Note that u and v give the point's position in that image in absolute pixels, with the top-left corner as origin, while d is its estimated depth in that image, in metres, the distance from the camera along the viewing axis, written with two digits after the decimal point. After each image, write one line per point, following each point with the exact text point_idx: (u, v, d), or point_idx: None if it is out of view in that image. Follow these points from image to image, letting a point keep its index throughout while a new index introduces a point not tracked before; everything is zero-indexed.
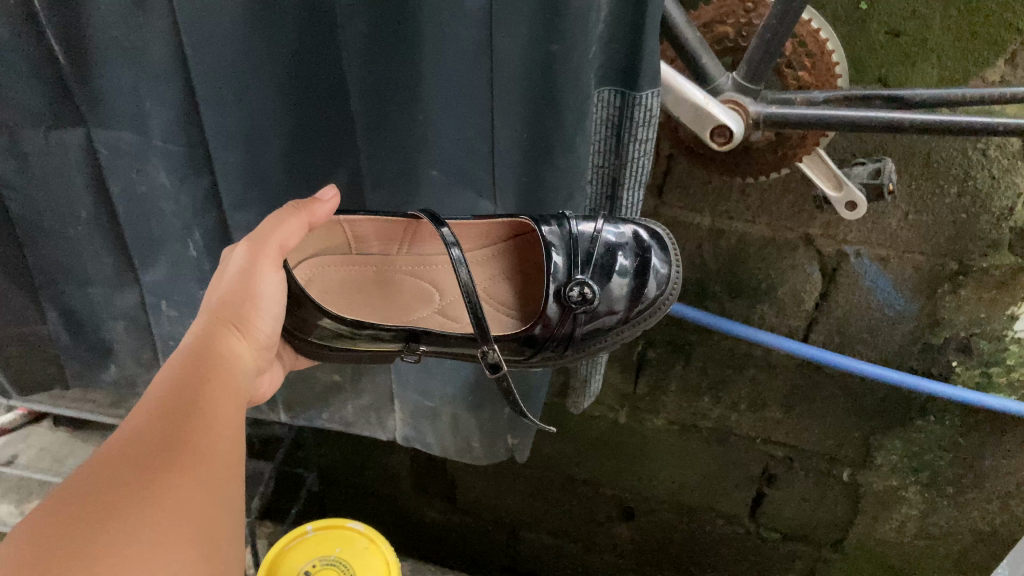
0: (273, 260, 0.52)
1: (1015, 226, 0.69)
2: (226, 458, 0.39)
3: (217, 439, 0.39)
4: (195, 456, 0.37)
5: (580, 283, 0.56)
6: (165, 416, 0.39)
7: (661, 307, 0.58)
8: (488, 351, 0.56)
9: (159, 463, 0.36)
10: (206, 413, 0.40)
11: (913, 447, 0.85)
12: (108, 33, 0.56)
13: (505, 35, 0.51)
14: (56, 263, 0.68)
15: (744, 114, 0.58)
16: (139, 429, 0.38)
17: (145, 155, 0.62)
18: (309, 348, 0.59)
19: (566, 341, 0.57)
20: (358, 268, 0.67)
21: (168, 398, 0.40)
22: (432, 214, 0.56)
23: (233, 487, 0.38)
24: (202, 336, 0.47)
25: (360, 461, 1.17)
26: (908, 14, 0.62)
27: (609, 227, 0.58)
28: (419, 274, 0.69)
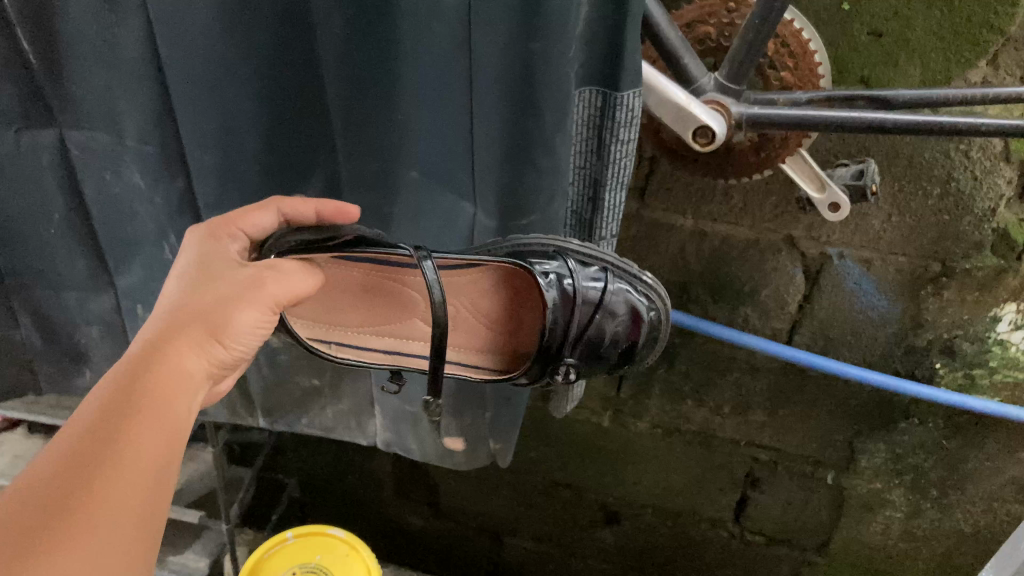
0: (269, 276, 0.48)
1: (998, 227, 0.69)
2: (131, 519, 0.36)
3: (125, 497, 0.36)
4: (89, 522, 0.34)
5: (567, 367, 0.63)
6: (73, 462, 0.36)
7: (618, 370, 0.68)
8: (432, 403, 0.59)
9: (43, 533, 0.33)
10: (126, 456, 0.37)
11: (896, 449, 0.84)
12: (79, 31, 0.55)
13: (484, 34, 0.50)
14: (28, 265, 0.67)
15: (727, 115, 0.57)
16: (43, 478, 0.35)
17: (119, 156, 0.60)
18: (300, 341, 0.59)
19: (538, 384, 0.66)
20: (342, 275, 0.64)
21: (88, 433, 0.37)
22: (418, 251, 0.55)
23: (133, 553, 0.36)
24: (160, 343, 0.43)
25: (341, 468, 1.16)
26: (890, 15, 0.62)
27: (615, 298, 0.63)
28: (405, 283, 0.67)
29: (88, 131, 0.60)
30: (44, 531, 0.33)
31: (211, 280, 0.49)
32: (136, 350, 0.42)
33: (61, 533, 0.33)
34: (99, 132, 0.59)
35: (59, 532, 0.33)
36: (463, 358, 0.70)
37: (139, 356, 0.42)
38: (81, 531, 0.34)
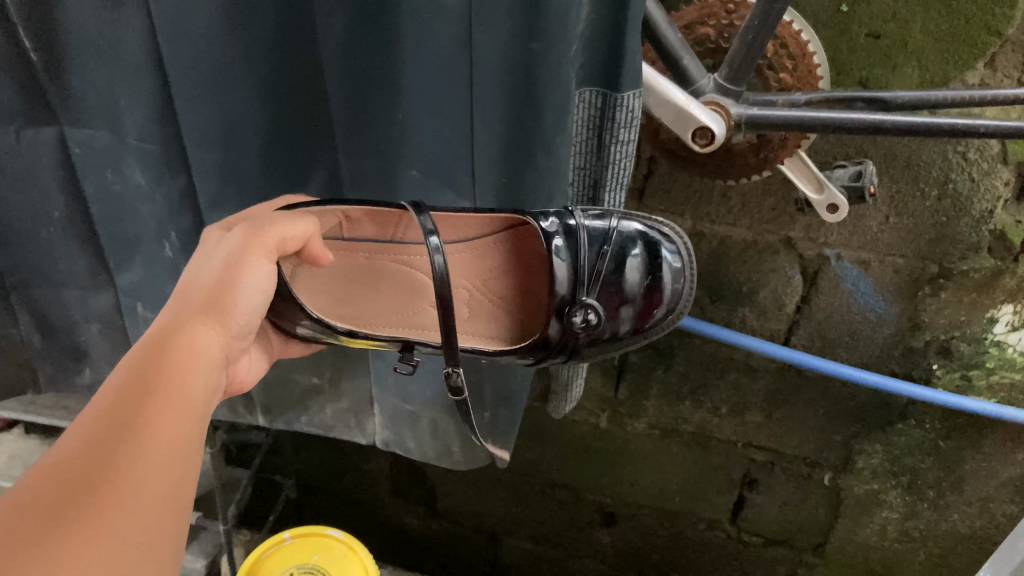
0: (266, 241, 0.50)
1: (995, 229, 0.69)
2: (160, 494, 0.35)
3: (152, 472, 0.35)
4: (118, 496, 0.33)
5: (585, 308, 0.59)
6: (94, 441, 0.35)
7: (668, 322, 0.61)
8: (453, 373, 0.57)
9: (77, 509, 0.31)
10: (150, 428, 0.36)
11: (893, 450, 0.85)
12: (81, 30, 0.55)
13: (485, 34, 0.50)
14: (28, 264, 0.67)
15: (727, 115, 0.58)
16: (66, 458, 0.34)
17: (119, 154, 0.60)
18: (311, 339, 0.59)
19: (564, 355, 0.60)
20: (349, 255, 0.67)
21: (105, 414, 0.36)
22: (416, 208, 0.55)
23: (166, 529, 0.34)
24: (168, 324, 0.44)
25: (339, 469, 1.16)
26: (888, 17, 0.62)
27: (627, 231, 0.59)
28: (411, 264, 0.69)
29: (88, 129, 0.60)
30: (74, 509, 0.31)
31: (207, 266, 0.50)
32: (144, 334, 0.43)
33: (93, 510, 0.32)
34: (100, 130, 0.59)
35: (89, 509, 0.32)
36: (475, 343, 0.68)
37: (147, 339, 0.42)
38: (111, 506, 0.32)
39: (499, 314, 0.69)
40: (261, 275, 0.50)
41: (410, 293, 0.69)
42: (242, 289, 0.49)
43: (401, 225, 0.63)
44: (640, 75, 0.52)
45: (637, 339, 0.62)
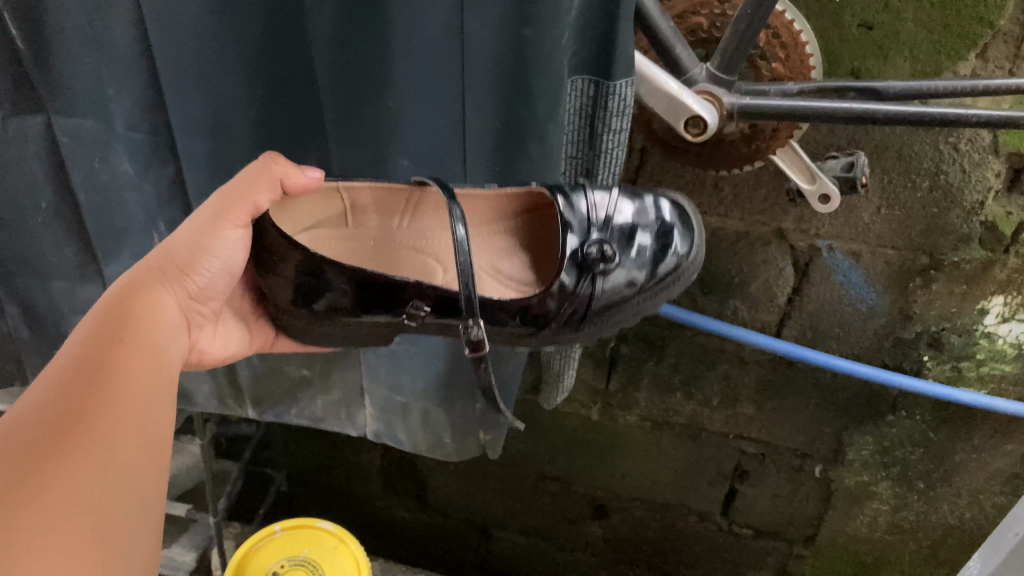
0: (234, 215, 0.50)
1: (986, 220, 0.69)
2: (134, 435, 0.36)
3: (122, 415, 0.36)
4: (94, 437, 0.34)
5: (599, 241, 0.52)
6: (66, 389, 0.36)
7: (681, 276, 0.54)
8: (471, 326, 0.52)
9: (52, 446, 0.33)
10: (117, 381, 0.38)
11: (884, 442, 0.85)
12: (67, 18, 0.54)
13: (476, 19, 0.50)
14: (15, 253, 0.67)
15: (718, 105, 0.58)
16: (39, 405, 0.35)
17: (107, 142, 0.60)
18: (302, 322, 0.56)
19: (580, 312, 0.54)
20: (356, 242, 0.62)
21: (70, 368, 0.38)
22: (440, 184, 0.52)
23: (144, 468, 0.36)
24: (131, 290, 0.45)
25: (329, 461, 1.15)
26: (881, 7, 0.62)
27: (626, 198, 0.55)
28: (422, 249, 0.64)
29: (76, 118, 0.59)
30: (54, 446, 0.33)
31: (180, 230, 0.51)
32: (104, 300, 0.44)
33: (69, 446, 0.33)
34: (87, 118, 0.59)
35: (70, 446, 0.33)
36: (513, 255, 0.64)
37: (109, 304, 0.44)
38: (86, 446, 0.34)
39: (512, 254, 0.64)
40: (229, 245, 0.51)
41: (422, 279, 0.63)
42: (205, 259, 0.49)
43: (409, 207, 0.61)
44: (632, 63, 0.52)
45: (662, 292, 0.54)
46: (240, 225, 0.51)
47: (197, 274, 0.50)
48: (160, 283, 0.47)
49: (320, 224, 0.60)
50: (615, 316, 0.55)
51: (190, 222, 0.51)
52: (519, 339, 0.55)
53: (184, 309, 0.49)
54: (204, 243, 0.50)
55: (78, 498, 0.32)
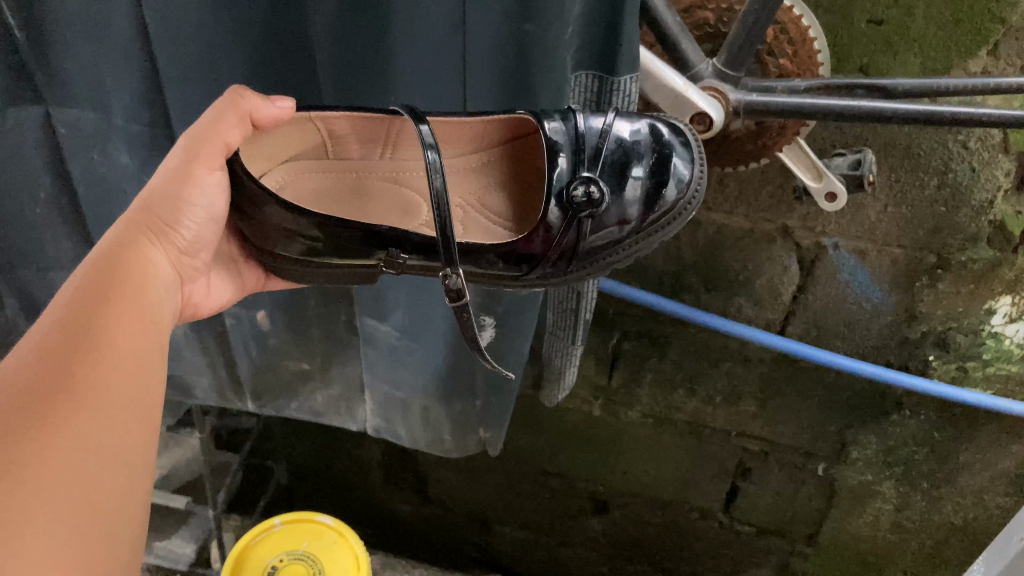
0: (208, 159, 0.46)
1: (994, 220, 0.68)
2: (119, 404, 0.35)
3: (109, 385, 0.35)
4: (78, 408, 0.33)
5: (586, 182, 0.47)
6: (49, 353, 0.34)
7: (679, 217, 0.48)
8: (449, 275, 0.47)
9: (33, 417, 0.31)
10: (102, 346, 0.36)
11: (888, 442, 0.84)
12: (65, 10, 0.54)
13: (479, 15, 0.49)
14: (16, 244, 0.67)
15: (724, 102, 0.57)
16: (22, 369, 0.33)
17: (106, 135, 0.60)
18: (281, 266, 0.52)
19: (568, 254, 0.49)
20: (336, 175, 0.58)
21: (59, 327, 0.36)
22: (410, 110, 0.48)
23: (128, 441, 0.35)
24: (115, 248, 0.42)
25: (329, 454, 1.15)
26: (890, 3, 0.61)
27: (624, 122, 0.49)
28: (401, 181, 0.60)
29: (74, 109, 0.59)
30: (36, 416, 0.32)
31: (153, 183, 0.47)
32: (91, 257, 0.41)
33: (54, 415, 0.32)
34: (86, 111, 0.59)
35: (53, 418, 0.32)
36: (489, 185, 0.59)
37: (98, 260, 0.41)
38: (70, 418, 0.32)
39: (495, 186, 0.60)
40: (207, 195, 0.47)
41: (402, 215, 0.60)
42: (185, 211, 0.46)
43: (392, 139, 0.56)
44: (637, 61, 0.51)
45: (654, 236, 0.49)
46: (215, 169, 0.47)
47: (181, 229, 0.46)
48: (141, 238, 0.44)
49: (298, 157, 0.56)
50: (604, 261, 0.50)
51: (164, 170, 0.47)
52: (506, 280, 0.51)
53: (173, 266, 0.46)
54: (183, 193, 0.46)
55: (60, 477, 0.31)
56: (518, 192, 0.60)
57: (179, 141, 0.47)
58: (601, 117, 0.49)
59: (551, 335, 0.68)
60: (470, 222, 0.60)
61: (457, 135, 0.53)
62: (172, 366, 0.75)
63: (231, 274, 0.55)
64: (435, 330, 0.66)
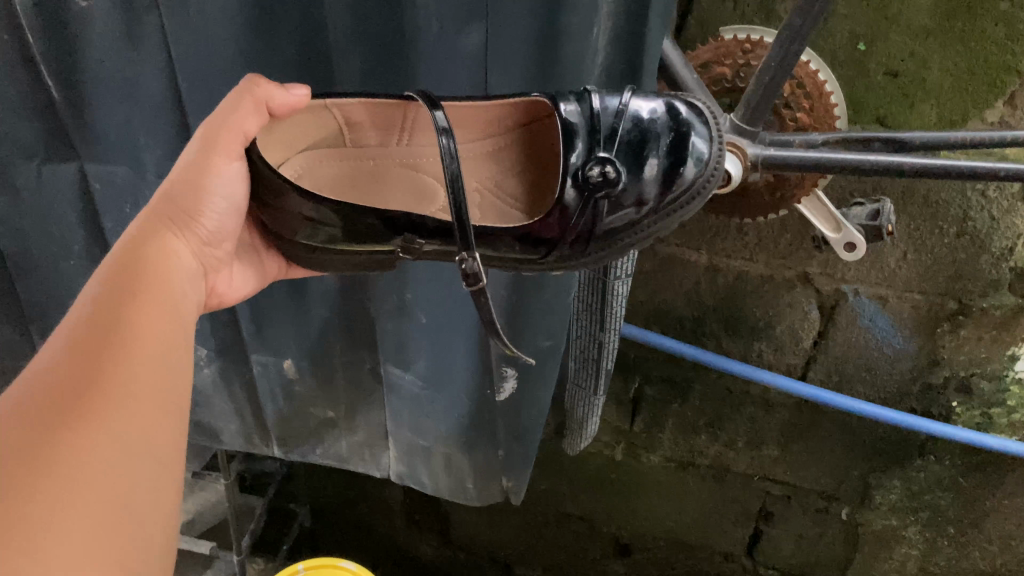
0: (227, 147, 0.44)
1: (1015, 266, 0.68)
2: (152, 399, 0.34)
3: (141, 376, 0.34)
4: (110, 405, 0.32)
5: (602, 161, 0.45)
6: (79, 350, 0.33)
7: (702, 195, 0.45)
8: (465, 258, 0.46)
9: (63, 417, 0.30)
10: (134, 338, 0.35)
11: (912, 486, 0.83)
12: (101, 72, 0.56)
13: (500, 80, 0.51)
14: (49, 292, 0.69)
15: (743, 156, 0.56)
16: (52, 370, 0.32)
17: (138, 190, 0.61)
18: (302, 254, 0.50)
19: (587, 236, 0.47)
20: (352, 160, 0.56)
21: (86, 323, 0.35)
22: (426, 95, 0.46)
23: (162, 437, 0.34)
24: (136, 242, 0.40)
25: (353, 496, 1.16)
26: (906, 55, 0.62)
27: (642, 101, 0.46)
28: (418, 167, 0.57)
29: (108, 164, 0.61)
30: (68, 416, 0.31)
31: (169, 178, 0.45)
32: (111, 252, 0.39)
33: (86, 412, 0.31)
34: (119, 165, 0.61)
35: (86, 418, 0.31)
36: (503, 168, 0.56)
37: (119, 252, 0.39)
38: (102, 417, 0.31)
39: (511, 169, 0.56)
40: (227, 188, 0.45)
41: (419, 201, 0.57)
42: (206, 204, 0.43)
43: (408, 127, 0.53)
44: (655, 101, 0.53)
45: (675, 215, 0.46)
46: (234, 158, 0.45)
47: (202, 218, 0.44)
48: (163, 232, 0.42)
49: (317, 144, 0.54)
50: (625, 244, 0.47)
51: (182, 162, 0.45)
52: (525, 266, 0.49)
53: (196, 257, 0.43)
54: (203, 182, 0.43)
55: (95, 478, 0.30)
56: (535, 175, 0.56)
57: (195, 134, 0.46)
58: (617, 98, 0.46)
59: (573, 384, 0.69)
60: (487, 205, 0.57)
61: (471, 120, 0.51)
62: (201, 412, 0.76)
63: (254, 262, 0.52)
64: (457, 381, 0.66)
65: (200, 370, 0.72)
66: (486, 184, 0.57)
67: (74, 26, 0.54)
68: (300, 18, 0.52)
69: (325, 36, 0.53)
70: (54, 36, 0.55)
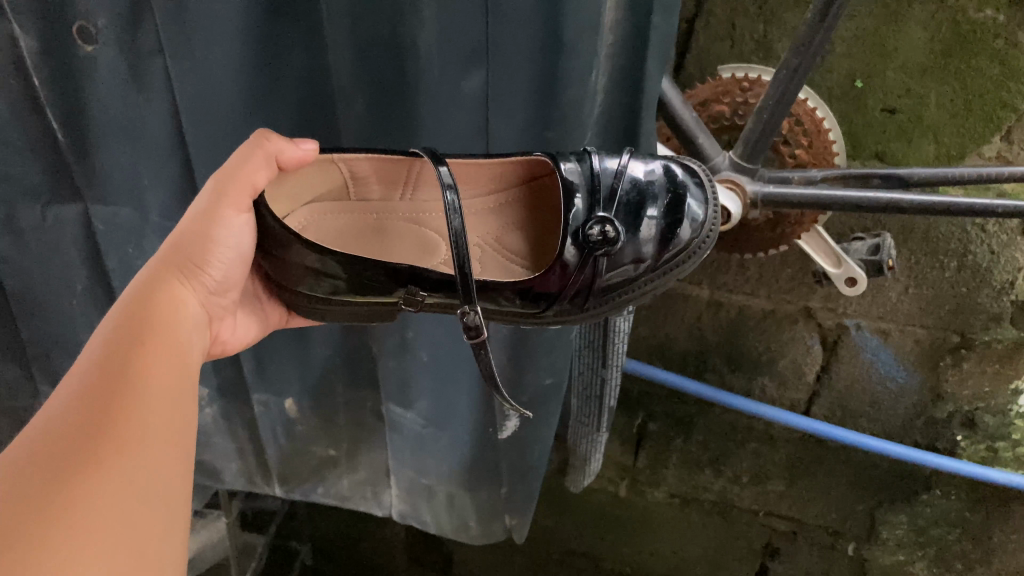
0: (236, 200, 0.44)
1: (1017, 299, 0.68)
2: (161, 441, 0.34)
3: (148, 423, 0.34)
4: (121, 448, 0.32)
5: (601, 220, 0.45)
6: (87, 397, 0.34)
7: (696, 255, 0.46)
8: (467, 312, 0.46)
9: (74, 462, 0.31)
10: (142, 383, 0.35)
11: (919, 521, 0.81)
12: (106, 116, 0.57)
13: (500, 119, 0.51)
14: (52, 332, 0.69)
15: (742, 193, 0.57)
16: (61, 416, 0.33)
17: (142, 230, 0.62)
18: (304, 303, 0.50)
19: (586, 290, 0.47)
20: (355, 214, 0.56)
21: (93, 374, 0.35)
22: (431, 153, 0.47)
23: (169, 479, 0.34)
24: (143, 292, 0.40)
25: (355, 534, 1.15)
26: (903, 92, 0.62)
27: (639, 162, 0.47)
28: (421, 222, 0.58)
29: (112, 206, 0.61)
30: (79, 460, 0.31)
31: (178, 226, 0.45)
32: (119, 302, 0.40)
33: (97, 455, 0.31)
34: (124, 207, 0.61)
35: (96, 460, 0.31)
36: (504, 222, 0.57)
37: (127, 301, 0.40)
38: (112, 460, 0.31)
39: (513, 224, 0.57)
40: (234, 239, 0.45)
41: (421, 255, 0.58)
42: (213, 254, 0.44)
43: (412, 181, 0.54)
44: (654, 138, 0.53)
45: (672, 272, 0.47)
46: (243, 210, 0.45)
47: (209, 267, 0.44)
48: (172, 282, 0.42)
49: (320, 198, 0.54)
50: (622, 299, 0.47)
51: (192, 213, 0.45)
52: (524, 318, 0.49)
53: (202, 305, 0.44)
54: (210, 234, 0.44)
55: (108, 520, 0.30)
56: (536, 230, 0.57)
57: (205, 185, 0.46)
58: (614, 159, 0.47)
59: (576, 422, 0.69)
60: (488, 259, 0.57)
61: (476, 178, 0.51)
62: (203, 451, 0.76)
63: (256, 309, 0.53)
64: (459, 419, 0.66)
65: (201, 410, 0.72)
66: (487, 239, 0.57)
67: (80, 70, 0.55)
68: (305, 61, 0.52)
69: (329, 78, 0.53)
70: (60, 81, 0.56)
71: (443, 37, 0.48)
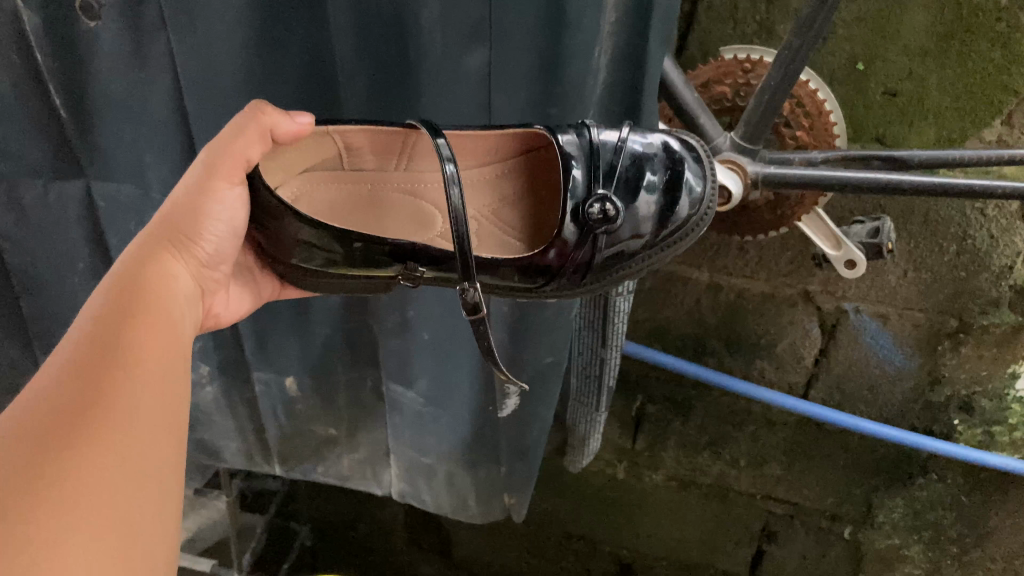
0: (228, 173, 0.44)
1: (1015, 284, 0.68)
2: (151, 414, 0.34)
3: (141, 395, 0.34)
4: (112, 419, 0.32)
5: (601, 198, 0.45)
6: (78, 368, 0.34)
7: (694, 232, 0.47)
8: (466, 289, 0.46)
9: (65, 431, 0.31)
10: (133, 356, 0.35)
11: (914, 505, 0.82)
12: (108, 92, 0.57)
13: (501, 95, 0.51)
14: (53, 309, 0.69)
15: (743, 173, 0.57)
16: (53, 386, 0.33)
17: (143, 207, 0.62)
18: (299, 278, 0.50)
19: (584, 268, 0.47)
20: (350, 184, 0.56)
21: (83, 346, 0.35)
22: (429, 124, 0.47)
23: (160, 452, 0.34)
24: (135, 266, 0.41)
25: (353, 516, 1.15)
26: (904, 75, 0.63)
27: (638, 136, 0.47)
28: (418, 193, 0.58)
29: (114, 182, 0.61)
30: (70, 430, 0.31)
31: (171, 199, 0.45)
32: (111, 276, 0.40)
33: (88, 425, 0.31)
34: (126, 184, 0.61)
35: (88, 430, 0.31)
36: (502, 198, 0.57)
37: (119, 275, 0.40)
38: (103, 431, 0.32)
39: (511, 200, 0.57)
40: (226, 212, 0.45)
41: (416, 227, 0.58)
42: (205, 228, 0.44)
43: (407, 153, 0.54)
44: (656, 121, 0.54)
45: (670, 248, 0.47)
46: (235, 183, 0.45)
47: (201, 241, 0.44)
48: (162, 255, 0.42)
49: (315, 168, 0.54)
50: (619, 275, 0.48)
51: (183, 187, 0.45)
52: (519, 293, 0.49)
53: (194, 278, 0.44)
54: (202, 207, 0.44)
55: (97, 491, 0.30)
56: (533, 207, 0.57)
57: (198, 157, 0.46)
58: (614, 133, 0.47)
59: (575, 401, 0.69)
60: (484, 232, 0.58)
61: (473, 151, 0.52)
62: (203, 430, 0.77)
63: (249, 284, 0.53)
64: (460, 398, 0.67)
65: (201, 389, 0.72)
66: (484, 214, 0.58)
67: (82, 45, 0.55)
68: (307, 37, 0.52)
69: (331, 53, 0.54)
70: (62, 57, 0.55)
71: (445, 15, 0.48)
